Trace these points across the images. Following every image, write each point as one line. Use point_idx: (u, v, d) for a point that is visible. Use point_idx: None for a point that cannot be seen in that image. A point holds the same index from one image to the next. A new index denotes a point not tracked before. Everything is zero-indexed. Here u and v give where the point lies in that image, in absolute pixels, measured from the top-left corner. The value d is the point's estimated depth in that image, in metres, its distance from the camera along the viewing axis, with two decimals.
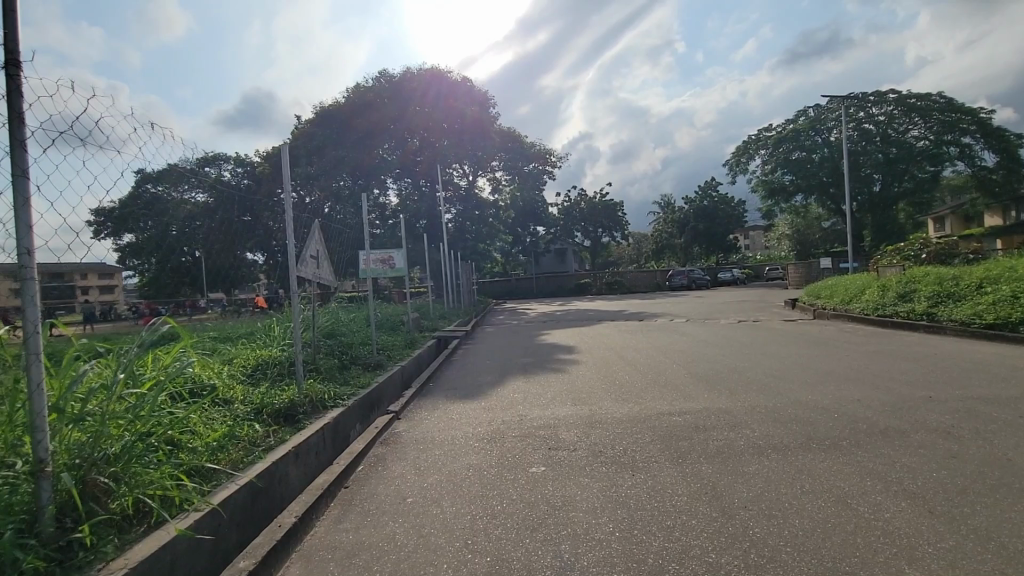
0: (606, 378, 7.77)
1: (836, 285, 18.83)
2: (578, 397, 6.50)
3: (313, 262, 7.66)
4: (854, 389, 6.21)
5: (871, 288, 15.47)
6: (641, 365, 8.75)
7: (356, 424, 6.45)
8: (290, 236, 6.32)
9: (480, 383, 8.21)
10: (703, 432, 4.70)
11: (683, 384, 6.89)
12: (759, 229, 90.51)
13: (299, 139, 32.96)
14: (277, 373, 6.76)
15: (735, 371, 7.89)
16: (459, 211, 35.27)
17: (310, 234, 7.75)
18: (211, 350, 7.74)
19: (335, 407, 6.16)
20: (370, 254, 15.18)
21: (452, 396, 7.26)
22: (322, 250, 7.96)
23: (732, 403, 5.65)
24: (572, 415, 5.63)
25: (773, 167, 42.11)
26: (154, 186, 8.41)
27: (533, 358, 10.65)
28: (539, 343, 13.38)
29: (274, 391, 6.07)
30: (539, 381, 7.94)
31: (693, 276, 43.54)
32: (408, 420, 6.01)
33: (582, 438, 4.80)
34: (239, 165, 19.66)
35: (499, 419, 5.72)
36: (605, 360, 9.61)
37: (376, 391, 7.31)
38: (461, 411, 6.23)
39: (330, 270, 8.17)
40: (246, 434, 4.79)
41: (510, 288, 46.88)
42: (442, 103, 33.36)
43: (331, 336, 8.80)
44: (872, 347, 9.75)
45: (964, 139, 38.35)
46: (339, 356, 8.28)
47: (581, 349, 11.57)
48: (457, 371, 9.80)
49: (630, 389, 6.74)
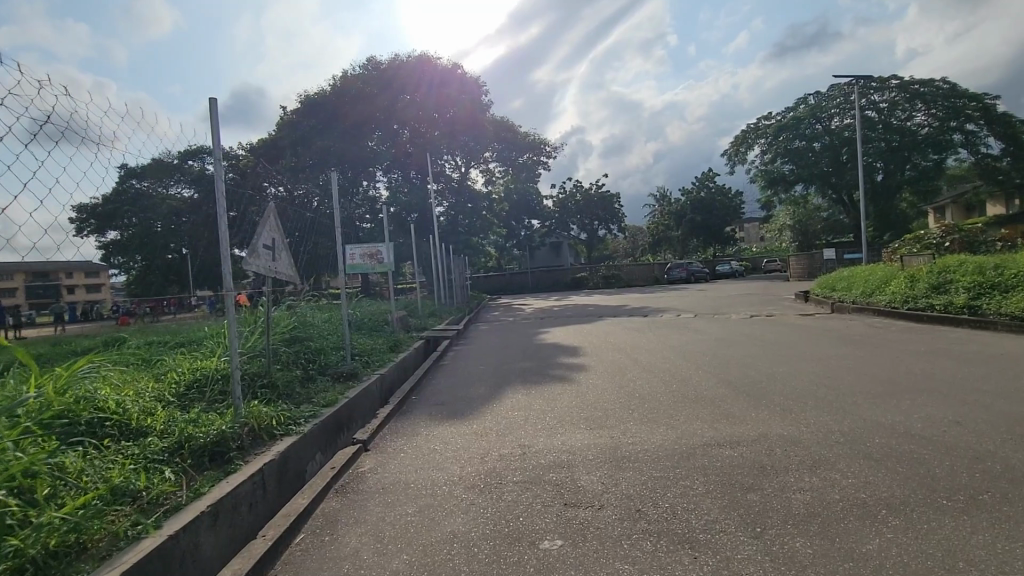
0: (623, 388, 6.53)
1: (853, 277, 17.64)
2: (592, 418, 5.25)
3: (267, 254, 6.29)
4: (937, 404, 4.99)
5: (897, 279, 14.34)
6: (660, 372, 7.46)
7: (316, 455, 5.17)
8: (223, 223, 4.74)
9: (472, 395, 6.95)
10: (776, 477, 3.44)
11: (723, 399, 5.67)
12: (755, 222, 89.42)
13: (283, 129, 31.51)
14: (218, 389, 5.49)
15: (775, 380, 6.63)
16: (451, 205, 33.94)
17: (263, 219, 6.28)
18: (146, 363, 6.41)
19: (288, 434, 4.89)
20: (354, 248, 13.88)
21: (437, 414, 6.01)
22: (279, 239, 6.58)
23: (795, 429, 4.40)
24: (589, 446, 4.36)
25: (773, 157, 41.00)
26: (140, 181, 7.35)
27: (533, 362, 9.33)
28: (538, 344, 12.03)
29: (209, 415, 4.78)
30: (543, 392, 6.72)
31: (692, 270, 42.35)
32: (379, 453, 4.69)
33: (609, 487, 3.50)
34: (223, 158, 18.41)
35: (494, 452, 4.43)
36: (618, 365, 8.33)
37: (344, 408, 6.06)
38: (446, 439, 4.94)
39: (289, 262, 6.76)
40: (148, 488, 3.52)
41: (505, 283, 45.60)
42: (436, 99, 32.00)
43: (295, 337, 7.53)
44: (921, 346, 8.52)
45: (968, 126, 37.45)
46: (303, 366, 6.99)
47: (586, 351, 10.29)
48: (446, 379, 8.58)
49: (659, 407, 5.49)
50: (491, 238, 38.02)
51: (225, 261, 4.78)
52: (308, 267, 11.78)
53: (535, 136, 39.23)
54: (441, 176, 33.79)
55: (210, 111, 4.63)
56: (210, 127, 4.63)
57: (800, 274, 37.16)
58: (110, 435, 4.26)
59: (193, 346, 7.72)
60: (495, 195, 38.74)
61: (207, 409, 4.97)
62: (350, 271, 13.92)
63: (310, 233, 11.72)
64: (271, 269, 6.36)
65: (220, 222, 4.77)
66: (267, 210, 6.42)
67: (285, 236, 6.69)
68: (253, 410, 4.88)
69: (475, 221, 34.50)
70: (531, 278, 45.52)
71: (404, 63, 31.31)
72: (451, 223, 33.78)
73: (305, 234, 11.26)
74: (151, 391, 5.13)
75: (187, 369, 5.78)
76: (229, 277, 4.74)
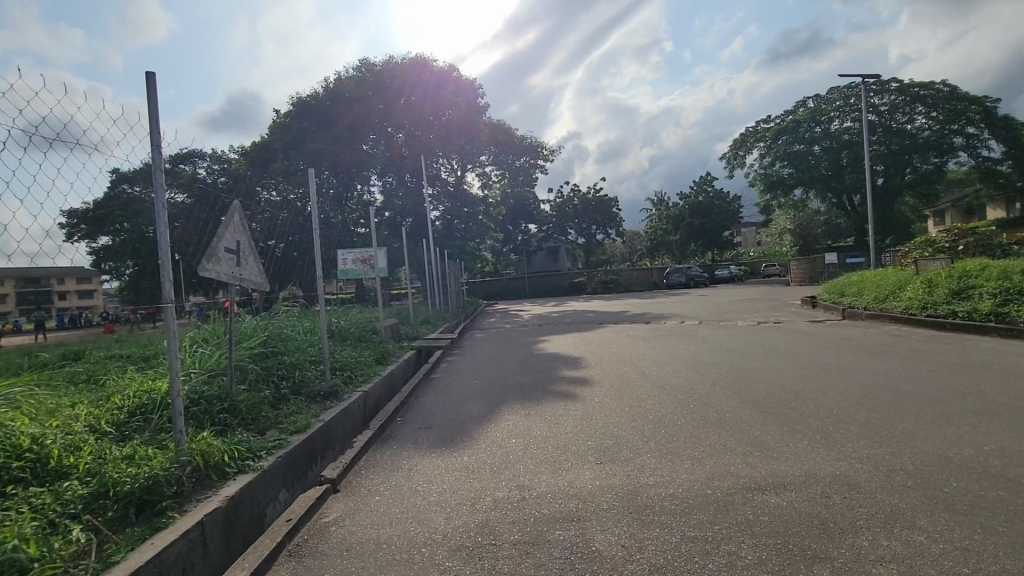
0: (635, 408, 5.81)
1: (862, 281, 17.04)
2: (604, 449, 4.55)
3: (229, 258, 5.49)
4: (1000, 431, 4.34)
5: (912, 284, 13.74)
6: (673, 389, 6.74)
7: (279, 494, 4.42)
8: (163, 220, 3.95)
9: (465, 415, 6.25)
10: (849, 545, 2.69)
11: (754, 426, 4.95)
12: (751, 226, 89.16)
13: (275, 132, 30.75)
14: (167, 415, 4.76)
15: (805, 398, 5.92)
16: (446, 208, 33.33)
17: (226, 221, 5.52)
18: (90, 385, 5.63)
19: (243, 472, 4.13)
20: (346, 252, 13.26)
21: (425, 440, 5.28)
22: (245, 242, 5.79)
23: (847, 466, 3.71)
24: (601, 488, 3.63)
25: (772, 160, 40.48)
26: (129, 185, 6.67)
27: (532, 375, 8.61)
28: (536, 354, 11.29)
29: (146, 452, 4.01)
30: (546, 412, 6.01)
31: (691, 274, 41.63)
32: (351, 495, 3.95)
33: (633, 554, 2.76)
34: (213, 159, 17.74)
35: (487, 496, 3.69)
36: (625, 379, 7.59)
37: (316, 436, 5.33)
38: (431, 477, 4.18)
39: (256, 267, 5.95)
40: (43, 558, 2.76)
41: (502, 288, 44.91)
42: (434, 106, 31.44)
43: (268, 352, 6.82)
44: (954, 358, 7.85)
45: (968, 129, 37.05)
46: (274, 385, 6.24)
47: (588, 362, 9.57)
48: (437, 395, 7.87)
49: (679, 434, 4.80)
50: (487, 242, 37.36)
51: (165, 266, 3.92)
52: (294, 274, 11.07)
53: (533, 139, 38.64)
54: (437, 179, 33.13)
55: (147, 86, 3.90)
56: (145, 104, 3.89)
57: (801, 278, 36.57)
58: (17, 480, 3.50)
59: (151, 362, 6.96)
60: (491, 199, 38.15)
61: (146, 445, 4.21)
62: (340, 277, 13.34)
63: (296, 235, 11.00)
64: (237, 276, 5.59)
65: (161, 220, 3.97)
66: (232, 211, 5.67)
67: (254, 240, 5.93)
68: (200, 443, 4.12)
69: (472, 225, 33.88)
70: (528, 283, 44.84)
71: (400, 65, 30.63)
72: (447, 227, 33.12)
73: (291, 238, 10.59)
74: (82, 420, 4.39)
75: (133, 392, 5.01)
76: (168, 287, 3.91)
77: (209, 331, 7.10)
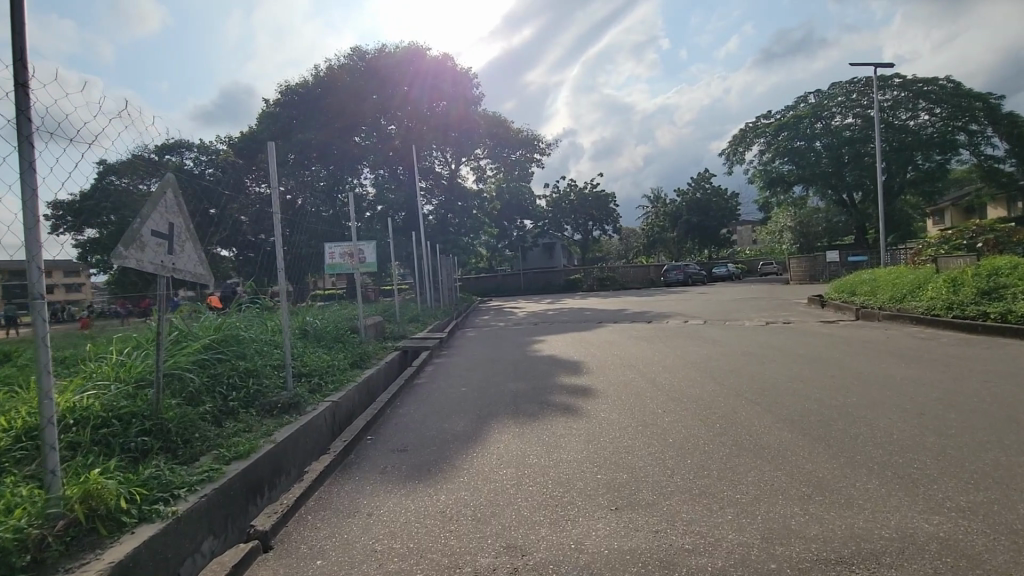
0: (652, 428, 4.90)
1: (875, 280, 16.24)
2: (620, 488, 3.61)
3: (156, 245, 4.44)
4: None
5: (932, 283, 12.91)
6: (691, 401, 5.85)
7: (202, 544, 3.44)
8: (32, 185, 2.88)
9: (447, 433, 5.30)
10: None
11: (803, 457, 4.03)
12: (748, 224, 88.25)
13: (261, 122, 29.43)
14: (65, 441, 3.79)
15: (851, 416, 5.01)
16: (440, 203, 32.52)
17: (154, 199, 4.48)
18: None
19: (145, 522, 3.12)
20: (333, 246, 12.22)
21: (397, 469, 4.32)
22: (179, 224, 4.74)
23: (950, 527, 2.83)
24: (630, 557, 2.70)
25: (773, 156, 39.68)
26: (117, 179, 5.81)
27: (527, 383, 7.64)
28: (531, 356, 10.34)
29: (8, 496, 3.01)
30: (545, 430, 5.10)
31: (689, 271, 40.69)
32: (291, 554, 3.03)
33: None
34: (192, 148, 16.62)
35: (472, 565, 2.73)
36: (633, 389, 6.64)
37: (265, 462, 4.36)
38: (396, 528, 3.23)
39: (195, 256, 4.90)
40: None
41: (496, 284, 43.99)
42: (428, 98, 30.29)
43: (216, 359, 5.80)
44: (1004, 367, 6.95)
45: (971, 126, 36.27)
46: (220, 398, 5.27)
47: (590, 366, 8.65)
48: (417, 405, 6.91)
49: (712, 466, 3.89)
50: (482, 237, 36.39)
51: (33, 247, 2.87)
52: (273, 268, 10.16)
53: (529, 132, 37.47)
54: (430, 172, 32.06)
55: (13, 7, 2.90)
56: (12, 31, 2.90)
57: (801, 277, 35.79)
58: None
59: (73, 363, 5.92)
60: (486, 193, 37.18)
61: (21, 483, 3.22)
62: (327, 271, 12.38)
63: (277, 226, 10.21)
64: (167, 264, 4.56)
65: (27, 187, 2.87)
66: (163, 185, 4.62)
67: (193, 221, 4.89)
68: (85, 482, 3.12)
69: (466, 220, 32.93)
70: (523, 279, 43.91)
71: (392, 54, 29.36)
72: (441, 222, 32.20)
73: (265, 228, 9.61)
74: None
75: (27, 409, 4.04)
76: (37, 278, 2.84)
77: (114, 339, 6.03)
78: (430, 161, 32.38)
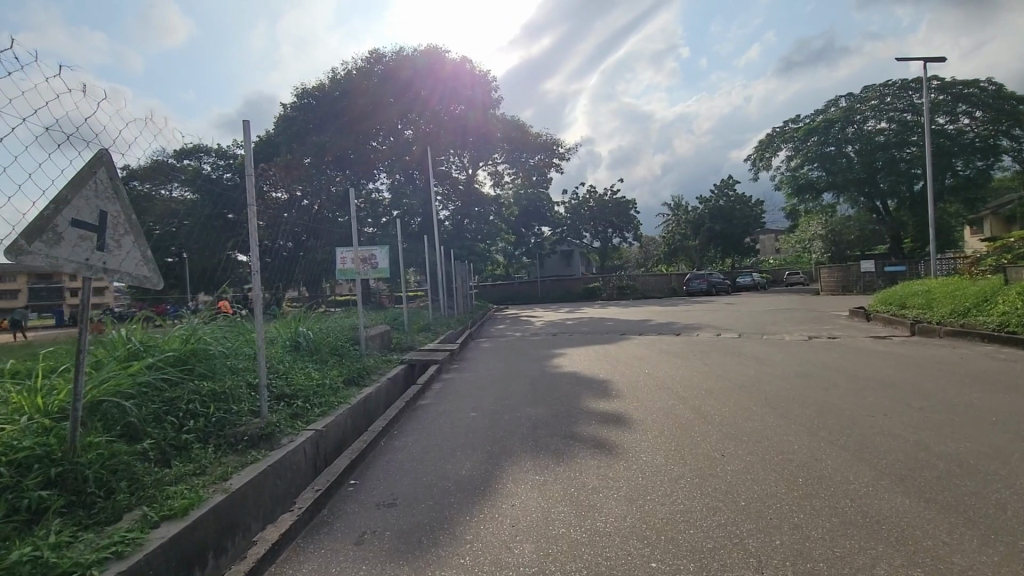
0: (712, 482, 3.76)
1: (928, 292, 14.82)
2: None
3: (69, 233, 3.40)
4: None
5: (1002, 296, 11.50)
6: (759, 441, 4.67)
7: None
8: None
9: (450, 480, 4.18)
10: None
11: (941, 541, 2.88)
12: (771, 233, 85.86)
13: (277, 126, 28.88)
14: None
15: (978, 471, 3.83)
16: (457, 209, 31.72)
17: (76, 179, 3.50)
18: None
19: None
20: (344, 250, 11.13)
21: (378, 538, 3.24)
22: (109, 206, 3.68)
23: None
24: None
25: (802, 162, 37.93)
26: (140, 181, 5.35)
27: (548, 407, 6.55)
28: (553, 373, 9.25)
29: None
30: (574, 480, 3.96)
31: (713, 280, 39.18)
32: None
33: None
34: None
35: None
36: (677, 420, 5.49)
37: (212, 522, 3.33)
38: None
39: (135, 250, 3.84)
40: None
41: (512, 292, 42.92)
42: (446, 103, 29.63)
43: (171, 380, 4.79)
44: None
45: (1015, 130, 33.92)
46: (168, 430, 4.24)
47: (621, 387, 7.57)
48: (418, 434, 5.80)
49: (814, 555, 2.75)
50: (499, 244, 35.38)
51: None
52: (280, 273, 9.35)
53: (548, 136, 36.54)
54: (447, 177, 31.27)
55: None
56: None
57: (834, 287, 34.05)
58: None
59: None
60: (503, 199, 36.19)
61: None
62: (338, 278, 11.23)
63: (291, 231, 9.49)
64: (95, 264, 3.55)
65: None
66: (93, 163, 3.65)
67: (134, 210, 3.87)
68: None
69: (483, 226, 31.97)
70: (540, 287, 42.85)
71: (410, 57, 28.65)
72: (457, 228, 31.30)
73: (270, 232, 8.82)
74: None
75: None
76: None
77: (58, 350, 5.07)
78: (446, 166, 31.60)
